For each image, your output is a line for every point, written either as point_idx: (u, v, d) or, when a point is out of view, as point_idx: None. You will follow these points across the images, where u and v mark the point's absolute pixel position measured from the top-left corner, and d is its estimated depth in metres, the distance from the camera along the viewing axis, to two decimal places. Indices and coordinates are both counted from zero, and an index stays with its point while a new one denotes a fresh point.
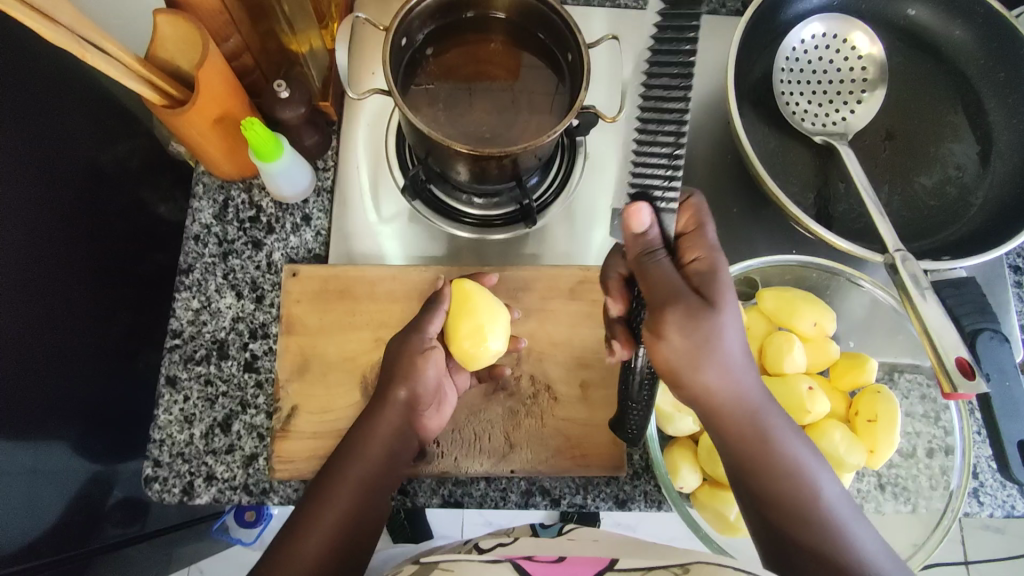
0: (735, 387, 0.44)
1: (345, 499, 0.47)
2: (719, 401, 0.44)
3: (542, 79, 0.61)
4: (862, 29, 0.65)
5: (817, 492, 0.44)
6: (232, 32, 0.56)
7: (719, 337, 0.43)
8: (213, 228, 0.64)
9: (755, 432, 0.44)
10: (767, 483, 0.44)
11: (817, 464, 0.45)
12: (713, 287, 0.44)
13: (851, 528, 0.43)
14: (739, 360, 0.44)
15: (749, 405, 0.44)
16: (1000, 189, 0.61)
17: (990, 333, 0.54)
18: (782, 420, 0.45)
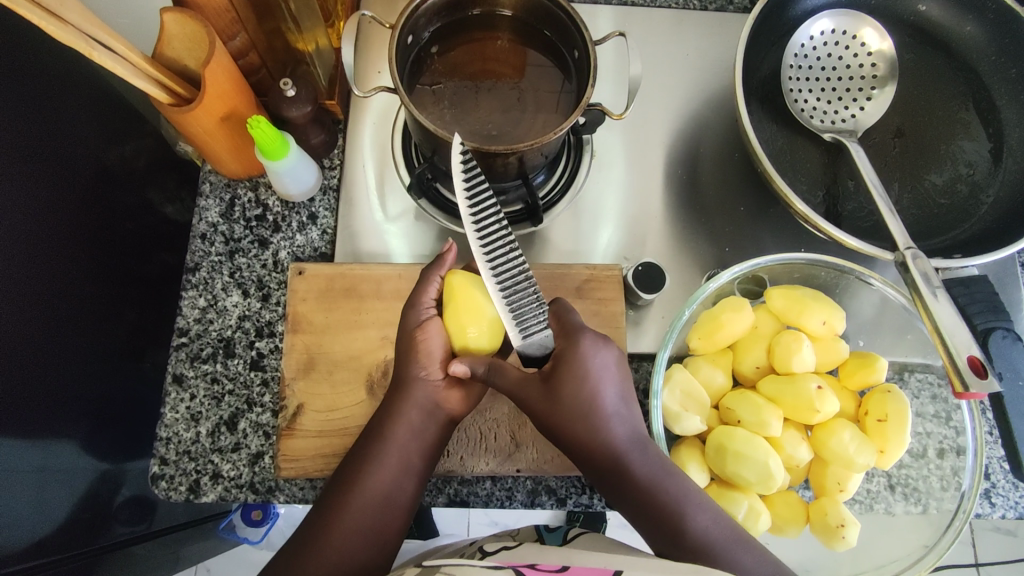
0: (616, 436, 0.48)
1: (360, 505, 0.49)
2: (599, 459, 0.48)
3: (547, 77, 0.60)
4: (872, 25, 0.65)
5: (694, 526, 0.45)
6: (238, 31, 0.56)
7: (580, 400, 0.48)
8: (220, 226, 0.64)
9: (642, 478, 0.47)
10: (653, 523, 0.45)
11: (698, 502, 0.46)
12: (572, 363, 0.48)
13: (735, 561, 0.43)
14: (613, 413, 0.49)
15: (609, 453, 0.48)
16: (1012, 186, 0.61)
17: (1002, 331, 0.53)
18: (649, 461, 0.48)
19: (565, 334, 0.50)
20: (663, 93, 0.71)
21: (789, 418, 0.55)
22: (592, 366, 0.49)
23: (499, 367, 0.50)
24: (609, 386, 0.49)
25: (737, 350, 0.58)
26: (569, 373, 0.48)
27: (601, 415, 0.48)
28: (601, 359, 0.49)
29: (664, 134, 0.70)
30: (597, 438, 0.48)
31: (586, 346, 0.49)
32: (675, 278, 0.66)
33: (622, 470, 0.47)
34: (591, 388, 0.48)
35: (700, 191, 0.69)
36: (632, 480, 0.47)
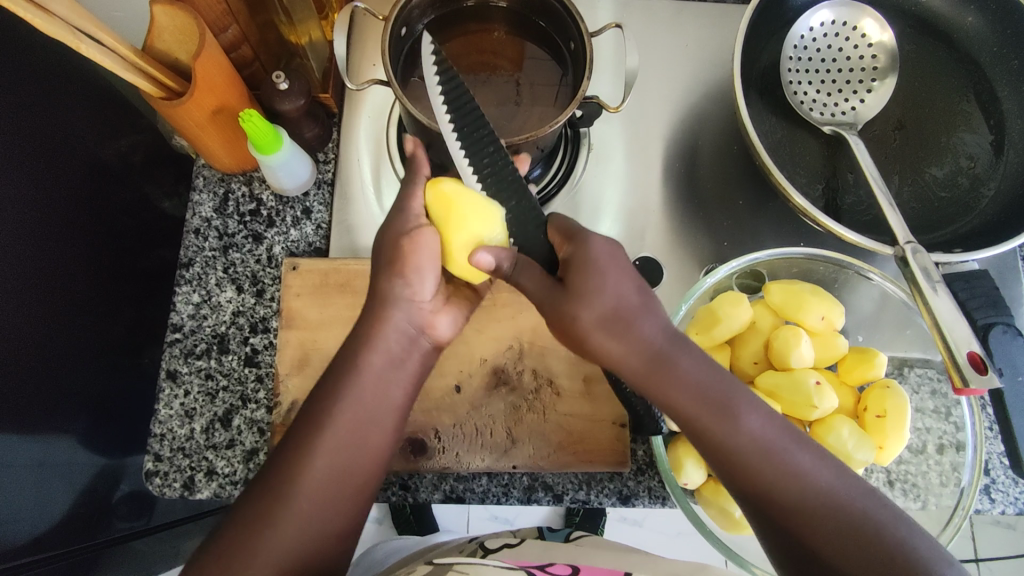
0: (647, 336, 0.45)
1: (347, 431, 0.47)
2: (635, 365, 0.45)
3: (543, 69, 0.60)
4: (873, 15, 0.64)
5: (748, 426, 0.43)
6: (230, 23, 0.55)
7: (605, 297, 0.45)
8: (213, 221, 0.64)
9: (689, 378, 0.44)
10: (708, 429, 0.44)
11: (749, 404, 0.44)
12: (587, 261, 0.46)
13: (794, 459, 0.43)
14: (640, 310, 0.46)
15: (647, 353, 0.45)
16: (1013, 179, 0.60)
17: (1002, 327, 0.53)
18: (693, 356, 0.45)
19: (570, 237, 0.48)
20: (661, 85, 0.71)
21: (789, 413, 0.54)
22: (608, 264, 0.46)
23: (524, 265, 0.48)
24: (630, 280, 0.47)
25: (735, 345, 0.57)
26: (587, 271, 0.46)
27: (628, 314, 0.45)
28: (613, 254, 0.47)
29: (662, 127, 0.69)
30: (629, 336, 0.45)
31: (594, 243, 0.47)
32: (673, 273, 0.65)
33: (667, 371, 0.44)
34: (611, 284, 0.46)
35: (698, 185, 0.68)
36: (679, 382, 0.44)
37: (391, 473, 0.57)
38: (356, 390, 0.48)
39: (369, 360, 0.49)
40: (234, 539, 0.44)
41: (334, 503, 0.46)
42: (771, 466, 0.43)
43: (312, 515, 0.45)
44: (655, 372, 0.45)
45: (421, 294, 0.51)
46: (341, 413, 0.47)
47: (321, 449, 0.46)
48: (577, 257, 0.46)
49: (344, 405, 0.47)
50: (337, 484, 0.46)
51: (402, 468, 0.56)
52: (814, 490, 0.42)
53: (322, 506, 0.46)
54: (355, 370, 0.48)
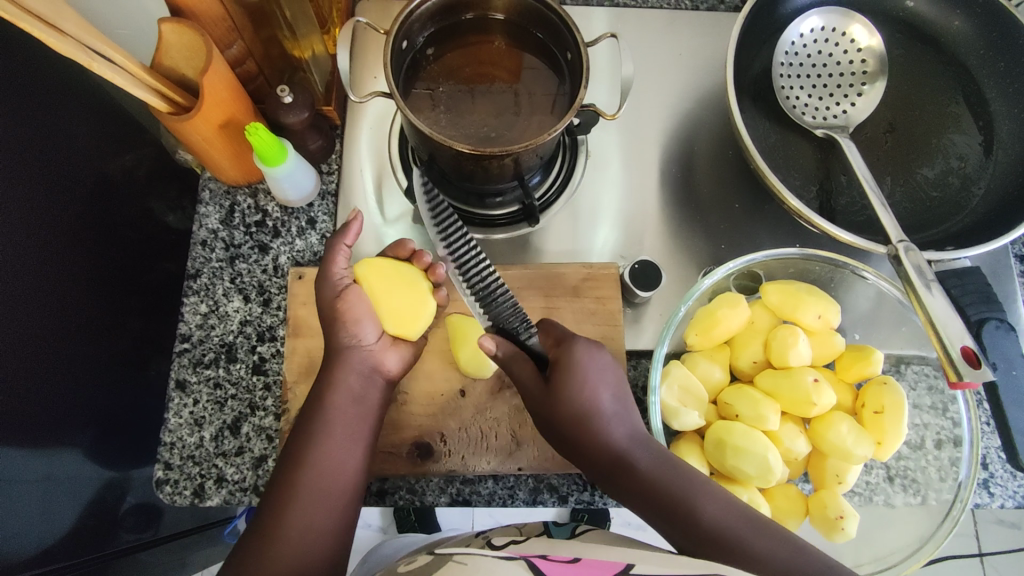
0: (617, 436, 0.50)
1: (312, 475, 0.50)
2: (606, 462, 0.50)
3: (541, 78, 0.61)
4: (861, 22, 0.65)
5: (705, 513, 0.45)
6: (235, 39, 0.56)
7: (579, 399, 0.51)
8: (220, 233, 0.65)
9: (649, 472, 0.48)
10: (665, 518, 0.46)
11: (709, 493, 0.47)
12: (569, 363, 0.52)
13: (750, 544, 0.43)
14: (612, 415, 0.51)
15: (612, 452, 0.50)
16: (1003, 178, 0.61)
17: (995, 322, 0.54)
18: (650, 452, 0.50)
19: (558, 341, 0.54)
20: (657, 93, 0.72)
21: (787, 411, 0.55)
22: (588, 365, 0.52)
23: (518, 356, 0.53)
24: (607, 386, 0.52)
25: (735, 345, 0.58)
26: (568, 377, 0.51)
27: (599, 416, 0.51)
28: (596, 358, 0.53)
29: (657, 133, 0.71)
30: (600, 435, 0.50)
31: (579, 349, 0.53)
32: (672, 275, 0.66)
33: (627, 467, 0.49)
34: (585, 390, 0.51)
35: (695, 189, 0.69)
36: (637, 478, 0.48)
37: (398, 477, 0.58)
38: (321, 436, 0.51)
39: (328, 405, 0.52)
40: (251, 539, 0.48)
41: (313, 531, 0.48)
42: (728, 550, 0.43)
43: (299, 551, 0.47)
44: (620, 465, 0.49)
45: (366, 338, 0.55)
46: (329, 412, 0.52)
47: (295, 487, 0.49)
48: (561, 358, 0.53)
49: (317, 447, 0.51)
50: (329, 484, 0.50)
51: (409, 472, 0.57)
52: (776, 571, 0.42)
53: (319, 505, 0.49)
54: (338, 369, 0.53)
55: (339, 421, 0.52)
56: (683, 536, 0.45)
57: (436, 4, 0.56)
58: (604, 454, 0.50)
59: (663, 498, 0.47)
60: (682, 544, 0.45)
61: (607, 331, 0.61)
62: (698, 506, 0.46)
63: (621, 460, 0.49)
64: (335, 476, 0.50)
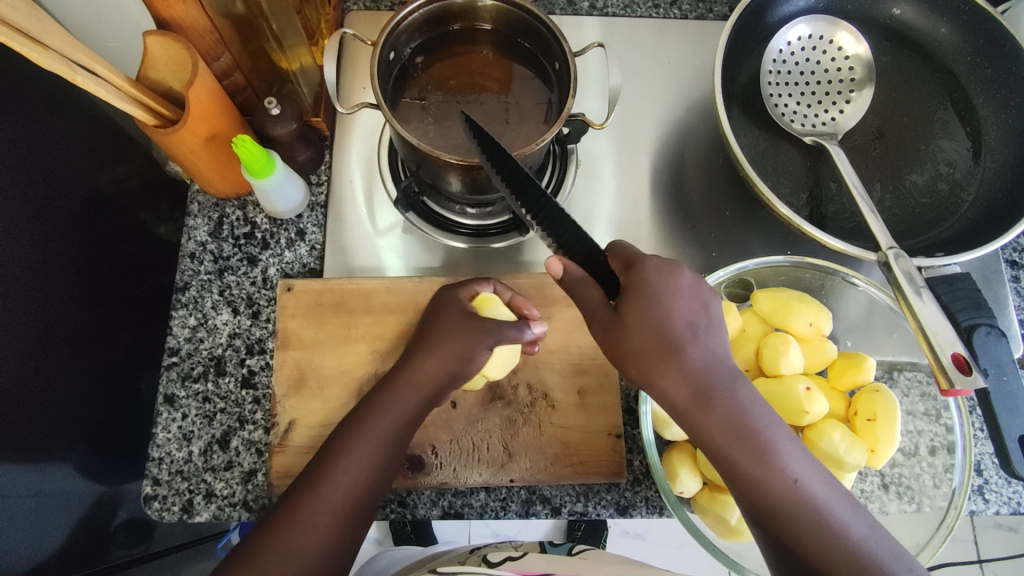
0: (700, 365, 0.44)
1: (366, 448, 0.50)
2: (681, 396, 0.45)
3: (530, 88, 0.61)
4: (848, 29, 0.66)
5: (783, 473, 0.43)
6: (222, 52, 0.57)
7: (657, 322, 0.45)
8: (209, 245, 0.64)
9: (728, 416, 0.44)
10: (742, 467, 0.43)
11: (791, 451, 0.44)
12: (642, 287, 0.45)
13: (828, 515, 0.42)
14: (691, 337, 0.45)
15: (694, 385, 0.44)
16: (992, 183, 0.62)
17: (986, 328, 0.53)
18: (739, 395, 0.44)
19: (627, 265, 0.47)
20: (646, 102, 0.72)
21: (778, 420, 0.56)
22: (668, 285, 0.46)
23: (586, 281, 0.47)
24: (686, 310, 0.46)
25: None
26: (643, 301, 0.45)
27: (678, 342, 0.45)
28: (676, 282, 0.46)
29: (648, 141, 0.71)
30: (679, 365, 0.44)
31: (651, 268, 0.46)
32: None
33: (707, 404, 0.44)
34: (662, 315, 0.45)
35: (686, 197, 0.69)
36: (715, 420, 0.44)
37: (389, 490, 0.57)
38: (382, 410, 0.52)
39: (393, 391, 0.53)
40: (255, 541, 0.46)
41: (350, 509, 0.48)
42: (799, 517, 0.42)
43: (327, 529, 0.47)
44: (709, 405, 0.44)
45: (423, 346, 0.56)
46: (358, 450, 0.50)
47: (349, 455, 0.49)
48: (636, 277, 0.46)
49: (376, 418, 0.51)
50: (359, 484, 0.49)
51: (400, 485, 0.57)
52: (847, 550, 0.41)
53: (318, 527, 0.46)
54: (383, 394, 0.53)
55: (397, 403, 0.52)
56: (759, 489, 0.43)
57: (423, 15, 0.56)
58: (684, 387, 0.44)
59: (747, 449, 0.43)
60: (756, 505, 0.43)
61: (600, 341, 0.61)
62: (784, 472, 0.43)
63: (705, 396, 0.44)
64: (342, 508, 0.48)
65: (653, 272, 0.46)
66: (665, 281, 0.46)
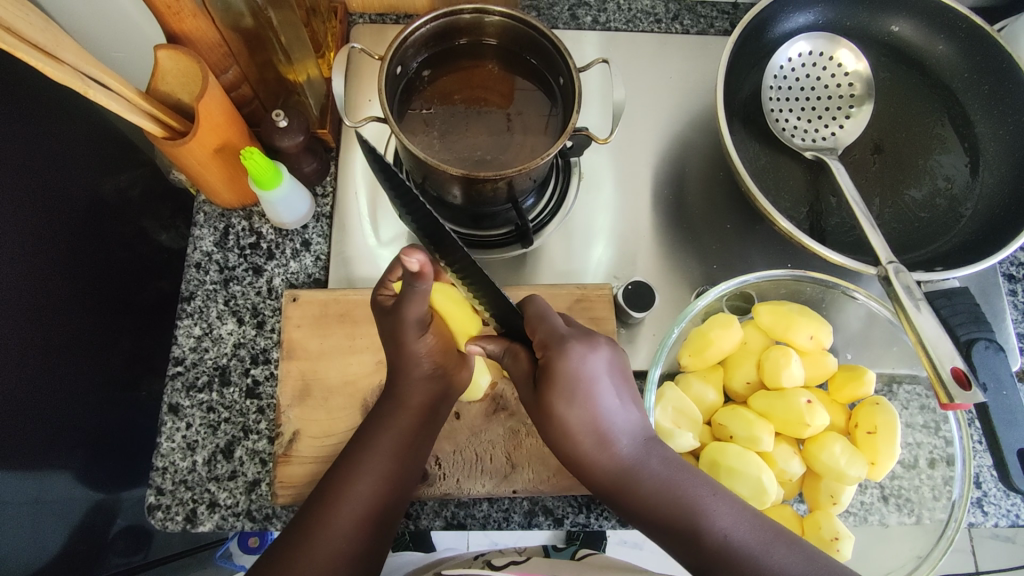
0: (620, 449, 0.46)
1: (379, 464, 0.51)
2: (609, 477, 0.46)
3: (534, 101, 0.62)
4: (847, 46, 0.67)
5: (714, 533, 0.43)
6: (230, 64, 0.57)
7: (578, 410, 0.46)
8: (214, 255, 0.65)
9: (656, 488, 0.45)
10: (673, 536, 0.44)
11: (724, 508, 0.44)
12: (554, 375, 0.45)
13: (762, 565, 0.42)
14: (614, 418, 0.46)
15: (620, 466, 0.46)
16: (989, 199, 0.62)
17: (984, 342, 0.54)
18: (664, 466, 0.46)
19: (542, 344, 0.46)
20: (648, 115, 0.73)
21: (781, 432, 0.56)
22: (583, 369, 0.45)
23: (514, 353, 0.49)
24: (606, 390, 0.46)
25: (728, 366, 0.59)
26: (559, 393, 0.45)
27: (603, 427, 0.46)
28: (592, 364, 0.46)
29: (650, 155, 0.72)
30: (601, 453, 0.46)
31: (569, 347, 0.45)
32: (665, 296, 0.67)
33: (634, 481, 0.46)
34: (581, 401, 0.45)
35: (687, 210, 0.70)
36: (643, 495, 0.45)
37: None
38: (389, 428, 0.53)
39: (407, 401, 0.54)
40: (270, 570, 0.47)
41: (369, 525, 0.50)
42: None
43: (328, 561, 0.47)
44: (638, 485, 0.45)
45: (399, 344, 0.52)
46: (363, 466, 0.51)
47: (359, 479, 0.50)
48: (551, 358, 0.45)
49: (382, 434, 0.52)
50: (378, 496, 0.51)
51: None
52: None
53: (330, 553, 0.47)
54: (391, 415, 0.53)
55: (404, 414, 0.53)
56: (700, 553, 0.43)
57: (428, 30, 0.57)
58: (611, 467, 0.46)
59: (680, 518, 0.44)
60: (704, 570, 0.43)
61: None
62: (719, 531, 0.43)
63: (629, 476, 0.46)
64: (366, 516, 0.50)
65: (570, 353, 0.45)
66: (583, 365, 0.46)
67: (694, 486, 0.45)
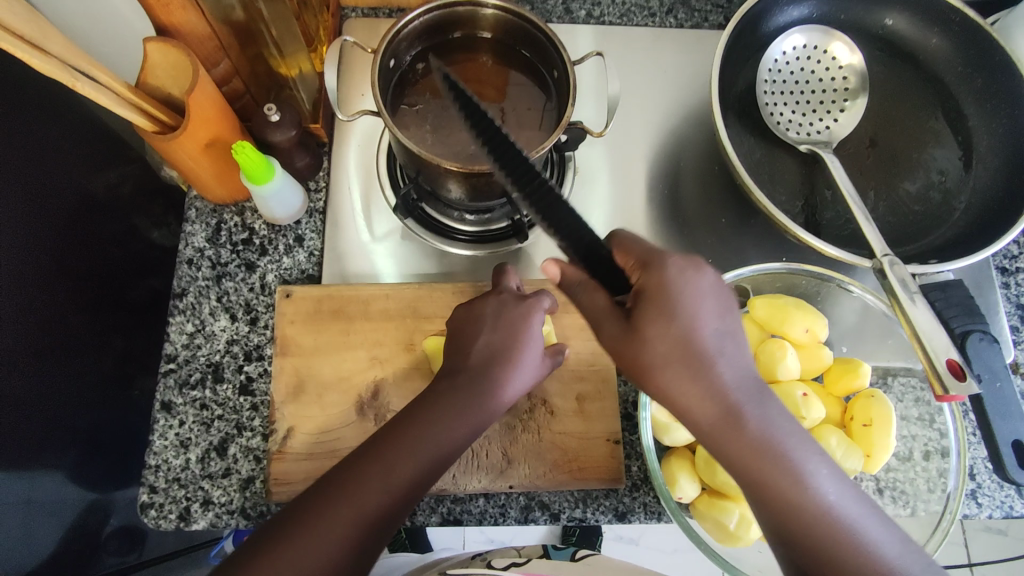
0: (724, 380, 0.41)
1: (408, 466, 0.43)
2: (709, 417, 0.41)
3: (529, 95, 0.61)
4: (842, 39, 0.67)
5: (818, 495, 0.40)
6: (221, 57, 0.57)
7: (680, 339, 0.41)
8: (206, 251, 0.64)
9: (763, 432, 0.40)
10: (772, 485, 0.40)
11: (823, 467, 0.41)
12: (659, 294, 0.42)
13: (860, 532, 0.40)
14: (717, 350, 0.42)
15: (722, 404, 0.41)
16: (982, 191, 0.63)
17: (979, 334, 0.54)
18: (770, 410, 0.41)
19: (642, 265, 0.43)
20: (643, 109, 0.73)
21: None
22: (686, 297, 0.42)
23: (585, 283, 0.44)
24: (709, 322, 0.42)
25: None
26: (657, 312, 0.41)
27: (704, 356, 0.41)
28: (691, 287, 0.42)
29: (644, 149, 0.71)
30: (702, 383, 0.41)
31: (671, 273, 0.42)
32: None
33: (739, 423, 0.40)
34: (680, 326, 0.41)
35: (682, 204, 0.70)
36: (748, 436, 0.40)
37: None
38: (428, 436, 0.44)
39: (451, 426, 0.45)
40: (275, 544, 0.40)
41: (373, 529, 0.42)
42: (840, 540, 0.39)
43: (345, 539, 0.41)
44: (752, 418, 0.41)
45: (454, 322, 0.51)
46: (417, 447, 0.44)
47: (383, 464, 0.43)
48: (652, 287, 0.42)
49: (418, 438, 0.44)
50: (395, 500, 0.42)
51: None
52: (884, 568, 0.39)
53: (340, 534, 0.40)
54: (429, 423, 0.45)
55: (439, 432, 0.45)
56: (798, 508, 0.40)
57: (422, 23, 0.56)
58: (718, 405, 0.41)
59: (788, 467, 0.40)
60: (794, 530, 0.40)
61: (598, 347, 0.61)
62: (822, 492, 0.40)
63: (737, 412, 0.41)
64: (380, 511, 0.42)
65: (671, 280, 0.42)
66: (689, 297, 0.42)
67: (801, 438, 0.41)
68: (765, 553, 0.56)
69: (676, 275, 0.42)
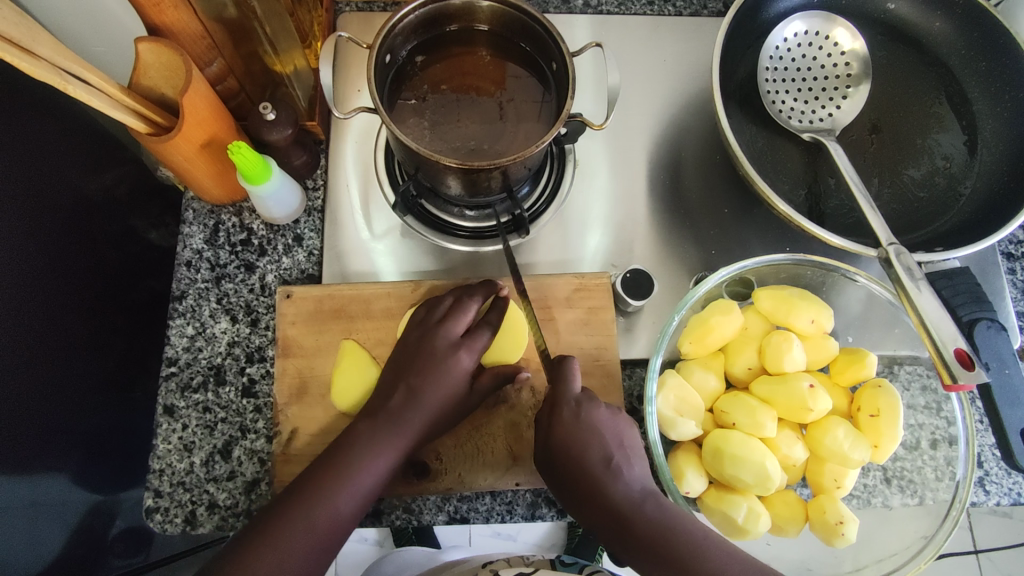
0: (616, 491, 0.48)
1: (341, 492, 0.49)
2: (604, 521, 0.48)
3: (527, 88, 0.61)
4: (843, 25, 0.66)
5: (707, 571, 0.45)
6: (215, 56, 0.56)
7: (578, 459, 0.49)
8: (205, 253, 0.64)
9: (650, 525, 0.47)
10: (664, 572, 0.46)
11: (711, 547, 0.46)
12: (562, 427, 0.50)
13: None
14: (607, 468, 0.49)
15: (614, 509, 0.48)
16: (988, 177, 0.62)
17: (987, 322, 0.54)
18: (658, 510, 0.48)
19: (552, 405, 0.51)
20: (643, 99, 0.72)
21: (784, 417, 0.55)
22: (585, 424, 0.50)
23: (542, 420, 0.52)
24: (604, 445, 0.50)
25: (729, 352, 0.58)
26: (562, 437, 0.50)
27: (596, 476, 0.49)
28: (593, 417, 0.50)
29: (645, 140, 0.71)
30: (603, 500, 0.48)
31: (568, 411, 0.50)
32: (664, 283, 0.66)
33: (629, 523, 0.47)
34: (579, 449, 0.49)
35: (684, 195, 0.69)
36: (640, 532, 0.47)
37: (394, 497, 0.57)
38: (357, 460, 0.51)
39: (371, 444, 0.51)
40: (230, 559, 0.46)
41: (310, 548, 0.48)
42: None
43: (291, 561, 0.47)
44: (637, 518, 0.47)
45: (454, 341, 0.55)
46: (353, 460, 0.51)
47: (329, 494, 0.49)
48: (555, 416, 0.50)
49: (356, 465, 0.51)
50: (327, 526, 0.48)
51: (405, 492, 0.56)
52: None
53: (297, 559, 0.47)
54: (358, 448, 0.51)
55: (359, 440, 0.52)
56: None
57: (418, 16, 0.55)
58: (610, 507, 0.48)
59: (672, 550, 0.46)
60: None
61: (602, 343, 0.61)
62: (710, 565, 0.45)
63: (625, 514, 0.48)
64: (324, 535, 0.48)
65: (570, 417, 0.50)
66: (586, 428, 0.50)
67: (685, 524, 0.47)
68: (772, 544, 0.57)
69: (576, 411, 0.50)
